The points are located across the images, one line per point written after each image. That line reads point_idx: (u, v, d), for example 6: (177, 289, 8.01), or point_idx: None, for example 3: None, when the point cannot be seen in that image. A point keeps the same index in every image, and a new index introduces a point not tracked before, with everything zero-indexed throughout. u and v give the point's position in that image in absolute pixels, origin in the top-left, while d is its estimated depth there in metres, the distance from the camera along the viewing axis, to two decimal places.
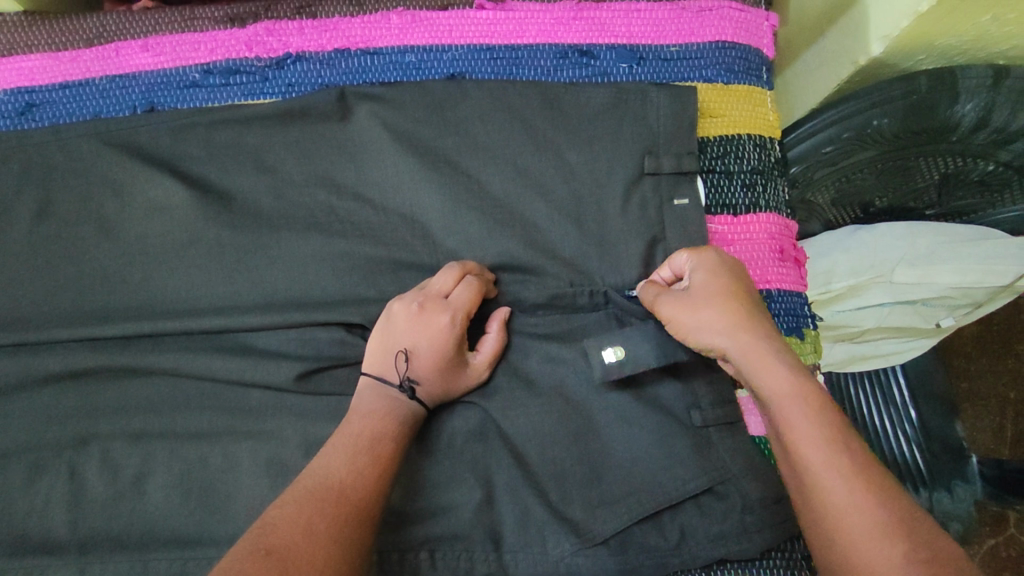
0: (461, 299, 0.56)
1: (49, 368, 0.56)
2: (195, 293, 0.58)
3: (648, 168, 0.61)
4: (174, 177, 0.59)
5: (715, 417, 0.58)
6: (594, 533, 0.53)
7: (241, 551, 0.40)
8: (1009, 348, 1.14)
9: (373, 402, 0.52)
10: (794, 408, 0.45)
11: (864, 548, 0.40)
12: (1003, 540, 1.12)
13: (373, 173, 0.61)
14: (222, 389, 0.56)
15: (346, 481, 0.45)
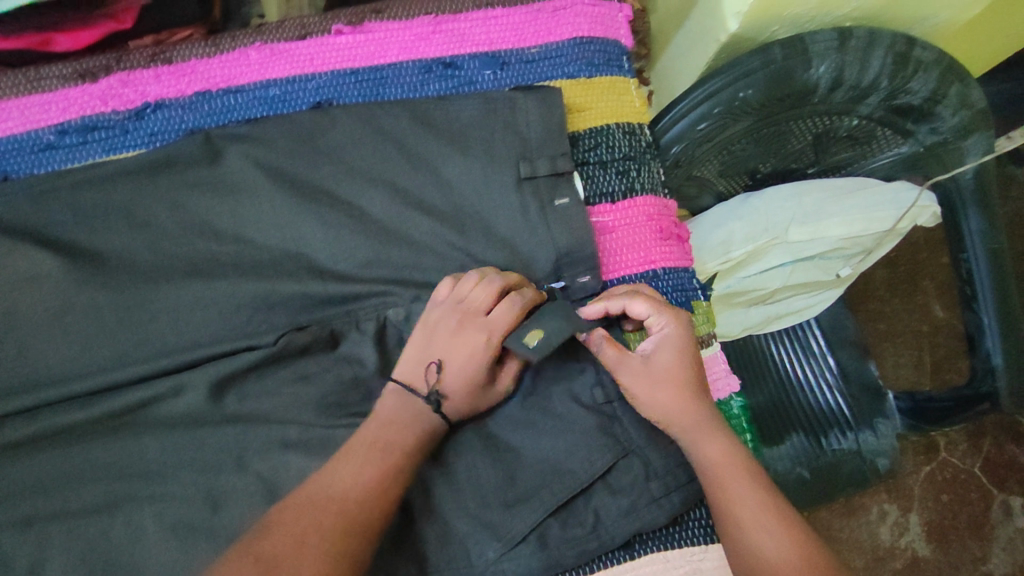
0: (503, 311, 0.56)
1: None
2: (75, 362, 0.56)
3: (525, 172, 0.62)
4: (34, 247, 0.57)
5: (617, 390, 0.59)
6: (513, 531, 0.54)
7: (242, 552, 0.45)
8: (912, 283, 1.21)
9: (397, 411, 0.53)
10: (696, 414, 0.55)
11: (755, 517, 0.51)
12: (937, 465, 1.19)
13: (246, 212, 0.60)
14: (114, 456, 0.55)
15: (348, 491, 0.48)
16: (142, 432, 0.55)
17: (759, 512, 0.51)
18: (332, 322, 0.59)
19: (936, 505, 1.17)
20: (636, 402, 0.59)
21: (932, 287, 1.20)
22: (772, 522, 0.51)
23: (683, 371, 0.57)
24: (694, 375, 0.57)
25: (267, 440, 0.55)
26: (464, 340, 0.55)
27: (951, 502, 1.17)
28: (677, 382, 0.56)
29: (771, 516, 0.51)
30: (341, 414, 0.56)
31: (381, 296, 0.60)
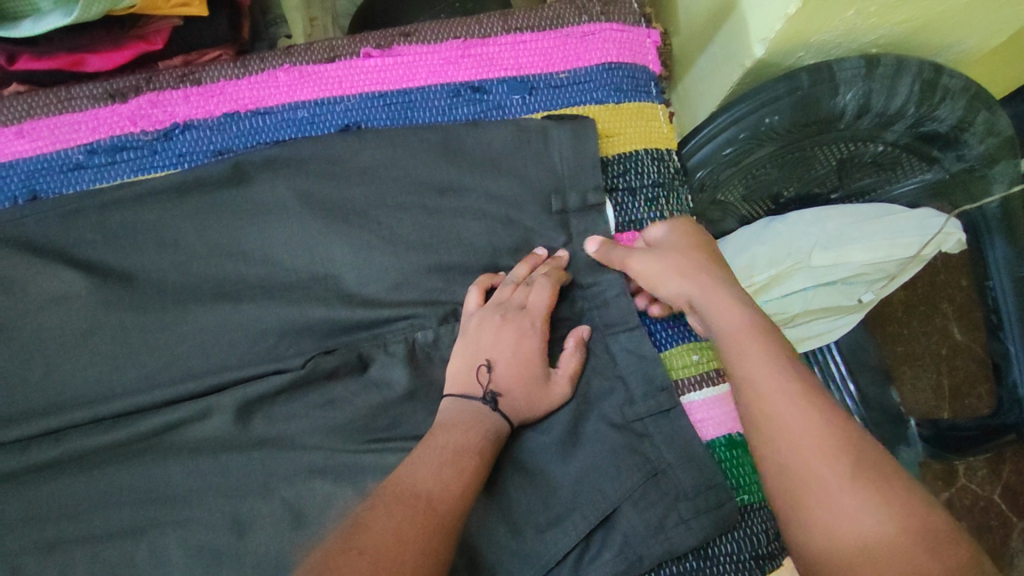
0: (542, 300, 0.59)
1: None
2: (102, 383, 0.56)
3: (557, 208, 0.63)
4: (66, 267, 0.57)
5: (647, 409, 0.58)
6: (544, 560, 0.53)
7: (336, 549, 0.41)
8: (934, 308, 1.19)
9: (457, 415, 0.53)
10: (750, 344, 0.50)
11: (823, 480, 0.42)
12: (956, 490, 1.17)
13: (275, 234, 0.60)
14: (139, 480, 0.54)
15: (432, 490, 0.46)
16: (168, 455, 0.55)
17: (834, 481, 0.41)
18: (359, 345, 0.59)
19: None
20: (667, 424, 0.58)
21: (951, 310, 1.18)
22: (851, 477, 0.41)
23: (697, 246, 0.60)
24: (710, 258, 0.59)
25: (293, 466, 0.54)
26: (505, 333, 0.57)
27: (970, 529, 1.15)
28: (691, 253, 0.59)
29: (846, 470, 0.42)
30: (368, 439, 0.55)
31: (410, 319, 0.59)
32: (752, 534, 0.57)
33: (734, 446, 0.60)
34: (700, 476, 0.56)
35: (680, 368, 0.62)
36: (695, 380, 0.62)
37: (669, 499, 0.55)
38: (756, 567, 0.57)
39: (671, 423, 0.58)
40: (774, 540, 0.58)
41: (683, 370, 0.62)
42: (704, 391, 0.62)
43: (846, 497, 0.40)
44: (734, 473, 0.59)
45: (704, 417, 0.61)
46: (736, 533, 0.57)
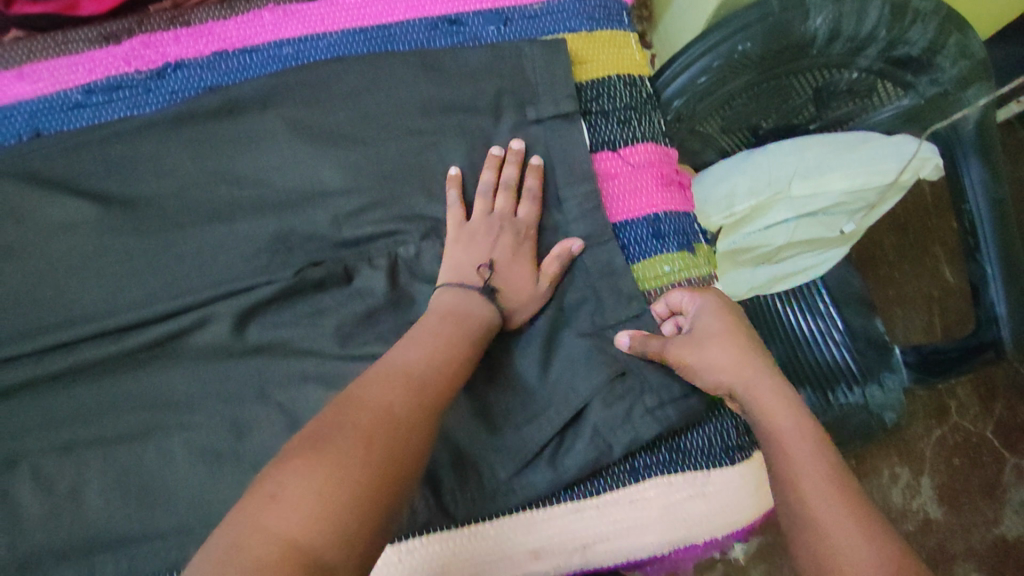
0: (528, 207, 0.64)
1: None
2: (105, 300, 0.59)
3: (531, 117, 0.66)
4: (71, 195, 0.61)
5: (617, 316, 0.62)
6: (522, 453, 0.58)
7: (326, 415, 0.44)
8: (925, 250, 1.22)
9: (456, 302, 0.57)
10: (779, 414, 0.53)
11: (838, 529, 0.45)
12: (948, 428, 1.22)
13: (266, 160, 0.63)
14: (148, 388, 0.59)
15: (416, 371, 0.50)
16: (172, 362, 0.59)
17: (846, 534, 0.45)
18: (346, 260, 0.63)
19: (948, 469, 1.20)
20: (637, 329, 0.62)
21: (942, 252, 1.22)
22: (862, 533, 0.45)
23: (730, 329, 0.58)
24: (744, 334, 0.58)
25: (288, 373, 0.59)
26: (500, 241, 0.62)
27: (962, 464, 1.20)
28: (732, 341, 0.57)
29: (857, 523, 0.45)
30: (357, 347, 0.60)
31: (392, 236, 0.64)
32: (722, 427, 0.62)
33: None
34: (668, 376, 0.60)
35: (651, 280, 0.64)
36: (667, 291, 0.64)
37: (638, 397, 0.59)
38: (726, 456, 0.61)
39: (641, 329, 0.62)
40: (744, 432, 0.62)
41: (653, 282, 0.64)
42: None
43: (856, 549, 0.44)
44: None
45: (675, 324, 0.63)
46: (707, 426, 0.61)
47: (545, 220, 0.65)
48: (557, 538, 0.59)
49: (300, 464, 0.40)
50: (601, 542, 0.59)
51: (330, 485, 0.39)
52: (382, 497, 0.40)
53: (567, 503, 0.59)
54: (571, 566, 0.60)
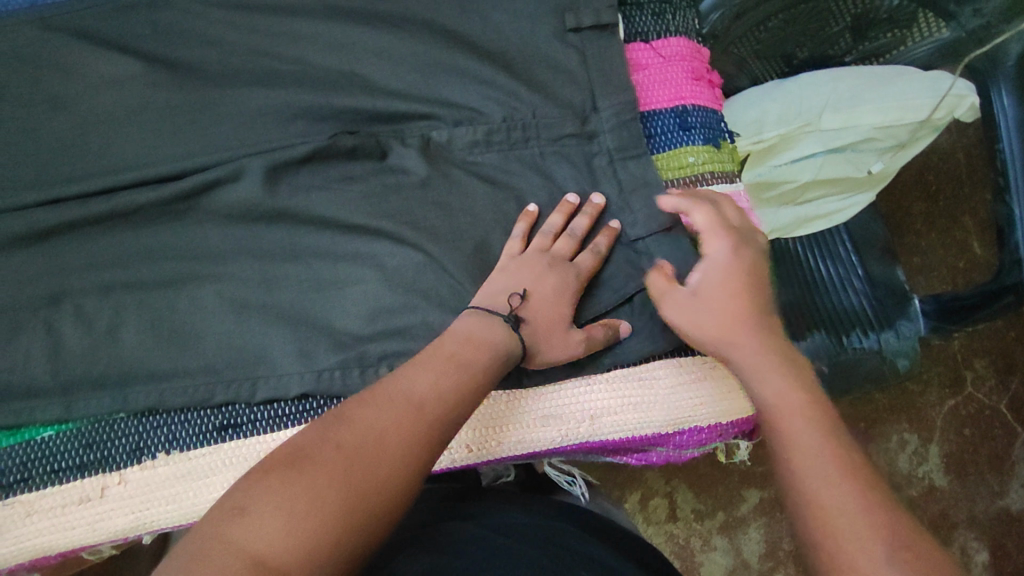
0: (586, 265, 0.59)
1: (13, 230, 0.59)
2: (148, 152, 0.62)
3: (569, 24, 0.64)
4: (119, 52, 0.64)
5: (644, 214, 0.61)
6: None
7: (313, 437, 0.43)
8: (955, 220, 1.19)
9: (476, 330, 0.52)
10: (796, 407, 0.46)
11: (854, 528, 0.40)
12: (963, 399, 1.18)
13: (305, 31, 0.64)
14: (183, 240, 0.61)
15: (425, 395, 0.46)
16: (207, 217, 0.61)
17: (863, 535, 0.40)
18: (379, 135, 0.63)
19: (958, 438, 1.17)
20: (662, 228, 0.61)
21: (972, 224, 1.19)
22: (881, 541, 0.39)
23: (749, 285, 0.54)
24: (761, 297, 0.54)
25: (317, 239, 0.60)
26: (546, 284, 0.56)
27: (973, 436, 1.17)
28: (744, 301, 0.53)
29: (875, 524, 0.40)
30: (386, 219, 0.61)
31: (426, 118, 0.63)
32: None
33: None
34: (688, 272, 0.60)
35: (675, 170, 0.65)
36: (690, 181, 0.65)
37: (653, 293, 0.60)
38: None
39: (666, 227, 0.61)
40: None
41: (676, 172, 0.65)
42: (697, 191, 0.64)
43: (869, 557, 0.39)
44: None
45: None
46: None
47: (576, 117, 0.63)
48: (567, 408, 0.60)
49: (272, 489, 0.40)
50: (610, 415, 0.61)
51: (300, 510, 0.39)
52: (363, 527, 0.40)
53: (578, 379, 0.60)
54: (581, 436, 0.61)
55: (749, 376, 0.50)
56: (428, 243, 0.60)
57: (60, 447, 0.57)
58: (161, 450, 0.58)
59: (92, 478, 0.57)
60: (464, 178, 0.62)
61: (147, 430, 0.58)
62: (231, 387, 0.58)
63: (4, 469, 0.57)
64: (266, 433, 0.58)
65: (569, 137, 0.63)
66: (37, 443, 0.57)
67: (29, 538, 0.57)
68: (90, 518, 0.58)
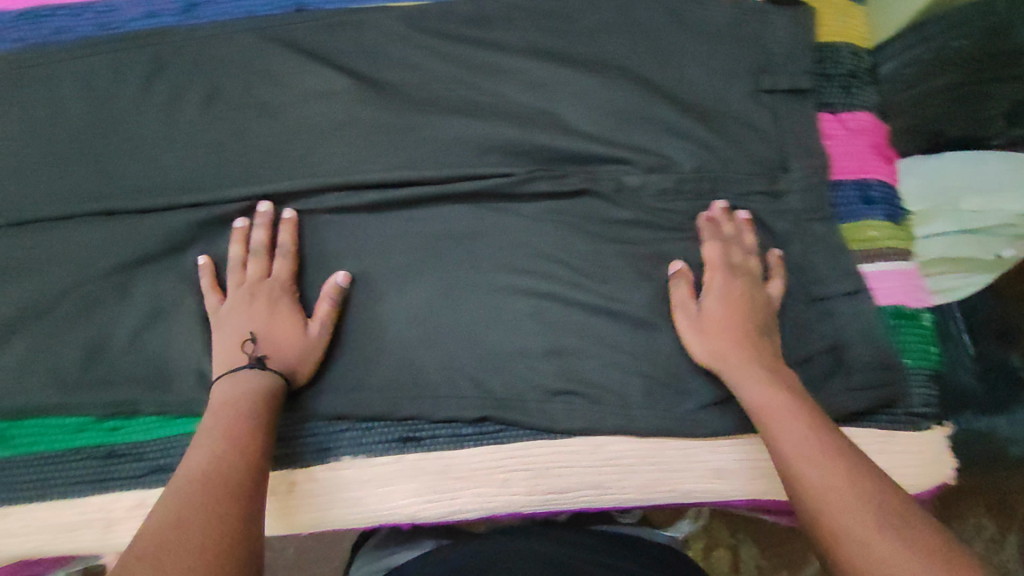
0: (323, 309, 0.60)
1: (228, 224, 0.65)
2: (352, 167, 0.65)
3: (765, 86, 0.66)
4: (331, 69, 0.66)
5: (829, 286, 0.63)
6: (719, 390, 0.60)
7: (162, 524, 0.41)
8: None
9: (226, 394, 0.55)
10: (778, 421, 0.51)
11: (844, 509, 0.43)
12: None
13: (509, 67, 0.66)
14: (380, 251, 0.64)
15: (208, 465, 0.47)
16: (401, 234, 0.65)
17: (858, 511, 0.42)
18: (572, 175, 0.64)
19: None
20: (849, 301, 0.63)
21: None
22: (874, 520, 0.42)
23: (738, 321, 0.58)
24: (738, 333, 0.58)
25: (505, 271, 0.63)
26: (276, 321, 0.59)
27: None
28: (739, 333, 0.58)
29: (870, 506, 0.43)
30: (575, 258, 0.63)
31: (619, 163, 0.64)
32: (913, 394, 0.63)
33: (901, 318, 0.64)
34: (870, 344, 0.61)
35: (858, 241, 0.65)
36: (875, 254, 0.65)
37: (838, 362, 0.61)
38: (910, 422, 0.62)
39: (854, 301, 0.62)
40: (930, 405, 0.63)
41: (861, 243, 0.65)
42: (881, 263, 0.65)
43: (870, 530, 0.41)
44: (901, 339, 0.63)
45: (880, 285, 0.64)
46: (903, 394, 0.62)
47: (771, 180, 0.64)
48: (739, 463, 0.61)
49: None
50: None
51: None
52: None
53: (755, 437, 0.61)
54: (750, 492, 0.61)
55: (743, 394, 0.55)
56: (615, 287, 0.62)
57: None
58: (346, 452, 0.61)
59: (282, 472, 0.60)
60: (654, 228, 0.64)
61: (337, 432, 0.61)
62: (416, 403, 0.61)
63: None
64: (447, 449, 0.61)
65: (758, 194, 0.64)
66: None
67: None
68: (276, 510, 0.60)
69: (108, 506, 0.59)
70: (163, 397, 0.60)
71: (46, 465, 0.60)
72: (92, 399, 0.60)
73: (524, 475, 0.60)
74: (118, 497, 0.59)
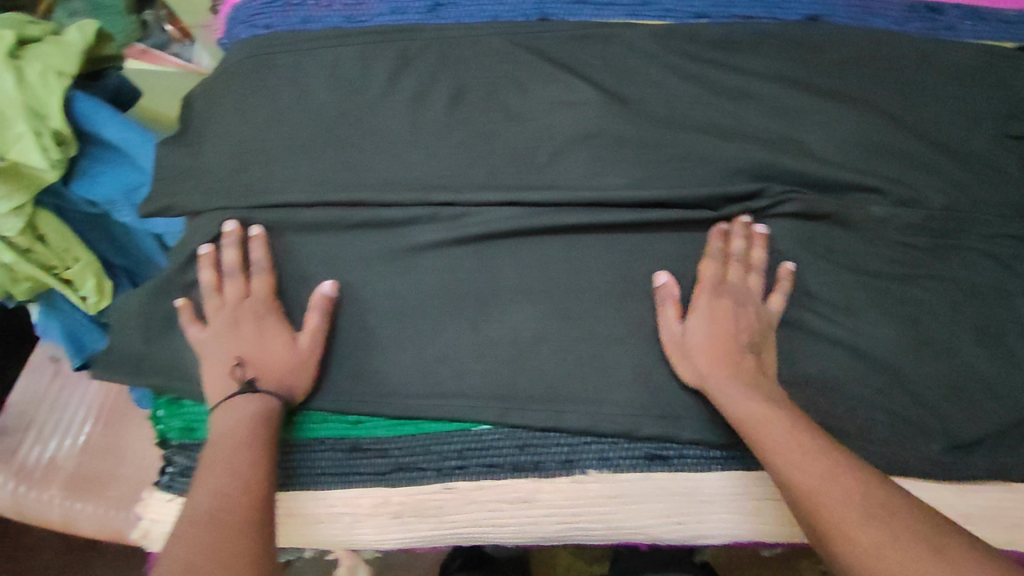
0: (313, 321, 0.59)
1: (471, 230, 0.62)
2: (594, 178, 0.63)
3: (1010, 131, 0.66)
4: (580, 79, 0.65)
5: None
6: (970, 434, 0.60)
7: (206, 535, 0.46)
8: None
9: (236, 417, 0.54)
10: (774, 434, 0.51)
11: (881, 549, 0.43)
12: None
13: (758, 88, 0.64)
14: (621, 267, 0.62)
15: (240, 478, 0.50)
16: (639, 251, 0.62)
17: (899, 553, 0.42)
18: (824, 203, 0.62)
19: None
20: None
21: None
22: (916, 557, 0.42)
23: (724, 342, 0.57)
24: (723, 357, 0.57)
25: (758, 296, 0.60)
26: (269, 341, 0.59)
27: None
28: (725, 343, 0.57)
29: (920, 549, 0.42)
30: (824, 288, 0.62)
31: (869, 193, 0.63)
32: None
33: None
34: None
35: None
36: None
37: None
38: None
39: None
40: None
41: None
42: None
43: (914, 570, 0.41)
44: None
45: None
46: None
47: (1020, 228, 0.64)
48: (983, 508, 0.61)
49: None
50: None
51: None
52: None
53: (996, 483, 0.61)
54: (993, 540, 0.60)
55: (717, 395, 0.55)
56: (862, 321, 0.61)
57: (496, 443, 0.59)
58: (592, 466, 0.59)
59: (526, 481, 0.59)
60: (903, 264, 0.62)
61: (580, 445, 0.59)
62: (661, 425, 0.58)
63: (445, 454, 0.59)
64: (693, 471, 0.59)
65: (1004, 236, 0.64)
66: (475, 434, 0.60)
67: (456, 525, 0.59)
68: (518, 519, 0.59)
69: (353, 501, 0.59)
70: (407, 398, 0.59)
71: (292, 456, 0.59)
72: (342, 396, 0.60)
73: (769, 501, 0.59)
74: (362, 492, 0.59)
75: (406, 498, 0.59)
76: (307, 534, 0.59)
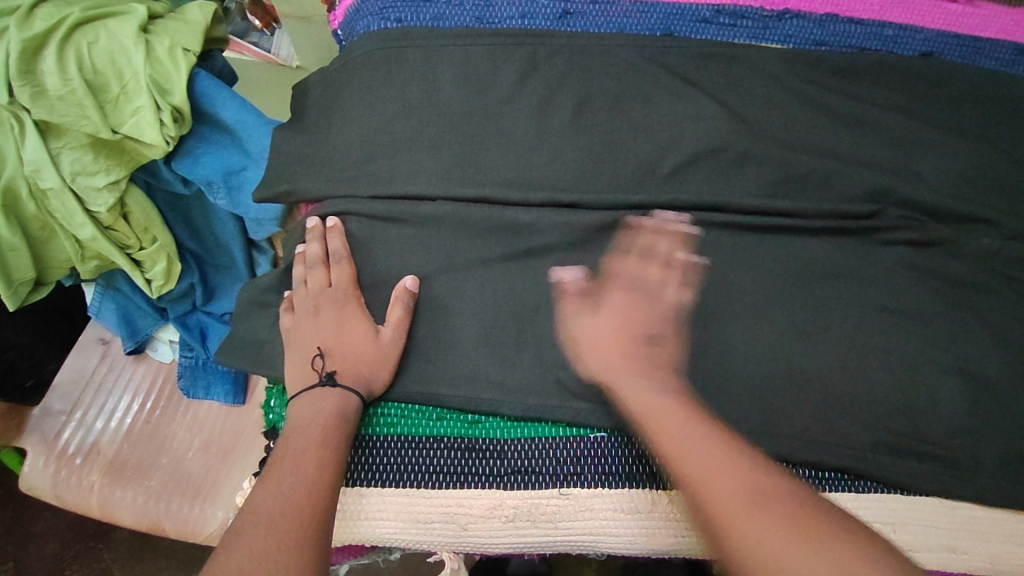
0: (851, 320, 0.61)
1: (591, 221, 0.62)
2: (716, 191, 0.64)
3: None
4: (704, 96, 0.66)
5: None
6: None
7: (274, 527, 0.47)
8: None
9: (312, 409, 0.56)
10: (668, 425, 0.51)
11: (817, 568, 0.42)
12: None
13: (873, 118, 0.67)
14: (738, 277, 0.62)
15: (313, 476, 0.51)
16: (758, 265, 0.62)
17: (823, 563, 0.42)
18: (936, 232, 0.64)
19: None
20: None
21: None
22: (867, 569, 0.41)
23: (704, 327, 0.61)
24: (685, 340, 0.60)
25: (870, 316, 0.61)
26: (349, 331, 0.60)
27: None
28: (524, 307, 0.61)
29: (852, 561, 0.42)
30: (938, 313, 0.62)
31: (979, 226, 0.64)
32: None
33: None
34: None
35: None
36: None
37: None
38: None
39: None
40: None
41: None
42: None
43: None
44: None
45: None
46: None
47: None
48: None
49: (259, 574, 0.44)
50: None
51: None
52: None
53: None
54: None
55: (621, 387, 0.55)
56: (976, 351, 0.61)
57: (613, 451, 0.59)
58: None
59: (642, 492, 0.58)
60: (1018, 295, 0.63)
61: None
62: (773, 441, 0.58)
63: (562, 458, 0.59)
64: (806, 490, 0.59)
65: None
66: (590, 440, 0.60)
67: (569, 533, 0.59)
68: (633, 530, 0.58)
69: (467, 501, 0.58)
70: (523, 400, 0.59)
71: (410, 452, 0.60)
72: (455, 390, 0.60)
73: (879, 526, 0.59)
74: (478, 494, 0.58)
75: (520, 501, 0.58)
76: (419, 531, 0.59)
